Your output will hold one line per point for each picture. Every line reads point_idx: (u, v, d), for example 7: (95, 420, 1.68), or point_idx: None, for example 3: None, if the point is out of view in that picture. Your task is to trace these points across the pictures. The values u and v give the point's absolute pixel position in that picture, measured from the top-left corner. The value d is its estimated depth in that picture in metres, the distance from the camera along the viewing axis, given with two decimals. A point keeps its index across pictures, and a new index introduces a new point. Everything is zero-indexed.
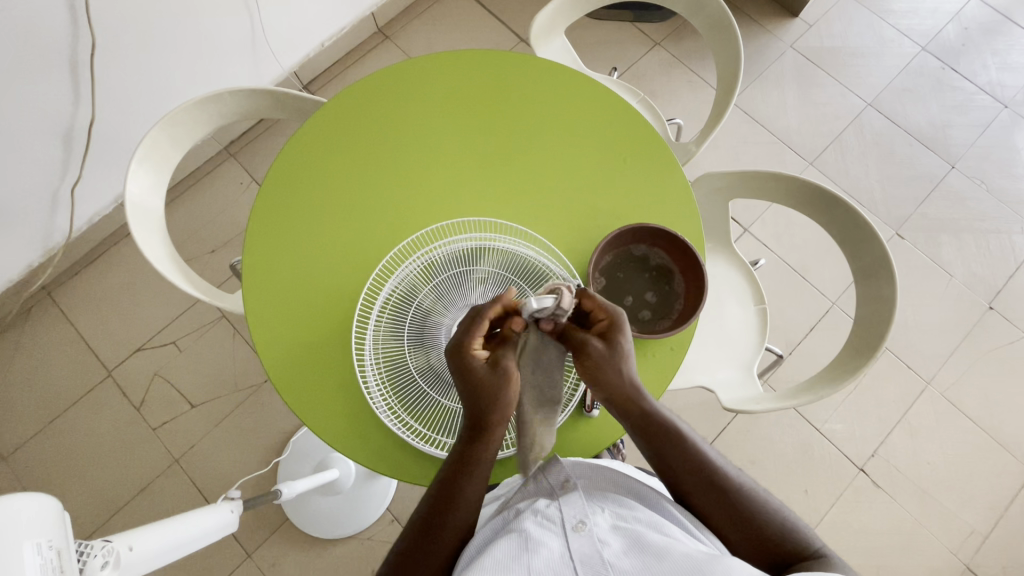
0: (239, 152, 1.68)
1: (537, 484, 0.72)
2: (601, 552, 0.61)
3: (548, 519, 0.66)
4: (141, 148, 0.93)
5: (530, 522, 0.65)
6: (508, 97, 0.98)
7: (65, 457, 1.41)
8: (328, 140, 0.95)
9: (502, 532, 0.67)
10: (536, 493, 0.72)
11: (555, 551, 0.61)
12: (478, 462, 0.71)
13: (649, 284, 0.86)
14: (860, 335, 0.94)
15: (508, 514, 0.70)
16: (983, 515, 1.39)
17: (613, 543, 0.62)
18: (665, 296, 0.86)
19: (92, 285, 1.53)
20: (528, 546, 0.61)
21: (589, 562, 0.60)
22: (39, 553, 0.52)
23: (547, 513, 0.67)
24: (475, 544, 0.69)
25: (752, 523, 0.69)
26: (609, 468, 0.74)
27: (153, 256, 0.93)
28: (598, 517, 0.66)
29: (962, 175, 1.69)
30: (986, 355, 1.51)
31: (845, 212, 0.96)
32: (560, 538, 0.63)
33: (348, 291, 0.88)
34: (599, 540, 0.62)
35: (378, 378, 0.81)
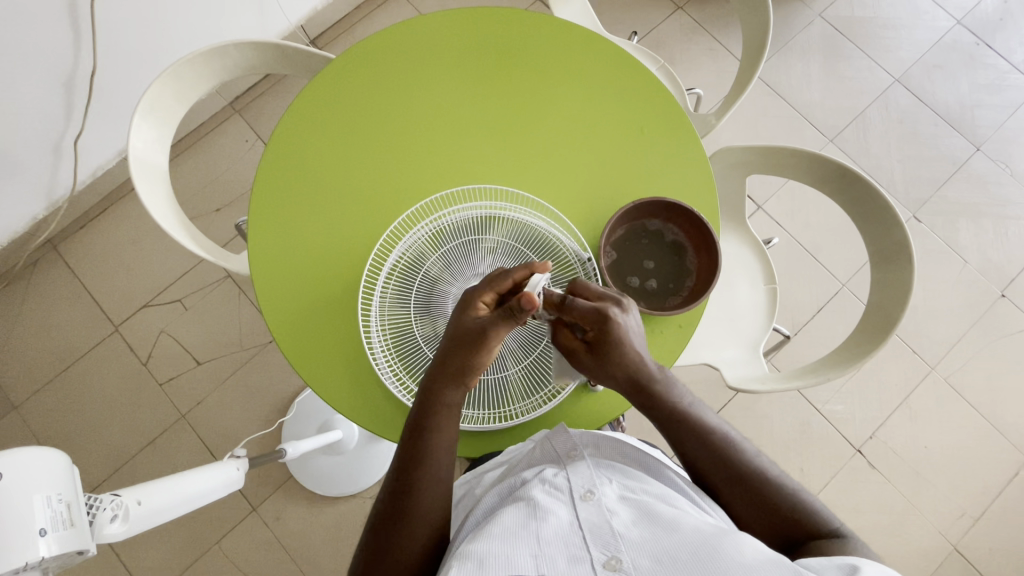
0: (244, 108, 1.64)
1: (542, 451, 0.73)
2: (610, 522, 0.62)
3: (556, 488, 0.67)
4: (144, 101, 0.91)
5: (537, 489, 0.66)
6: (523, 58, 0.94)
7: (75, 407, 1.43)
8: (335, 97, 0.92)
9: (509, 498, 0.68)
10: (542, 461, 0.73)
11: (562, 520, 0.62)
12: (433, 421, 0.72)
13: (661, 271, 0.85)
14: (873, 318, 0.92)
15: (513, 480, 0.71)
16: (976, 498, 1.41)
17: (622, 513, 0.63)
18: (670, 287, 0.84)
19: (97, 240, 1.52)
20: (535, 514, 0.63)
21: (597, 531, 0.61)
22: (48, 506, 0.54)
23: (555, 481, 0.68)
24: (482, 507, 0.70)
25: (763, 497, 0.70)
26: (616, 438, 0.74)
27: (157, 213, 0.92)
28: (606, 487, 0.67)
29: (986, 158, 1.64)
30: (993, 342, 1.50)
31: (866, 190, 0.93)
32: (568, 508, 0.65)
33: (355, 256, 0.87)
34: (607, 510, 0.63)
35: (383, 344, 0.80)
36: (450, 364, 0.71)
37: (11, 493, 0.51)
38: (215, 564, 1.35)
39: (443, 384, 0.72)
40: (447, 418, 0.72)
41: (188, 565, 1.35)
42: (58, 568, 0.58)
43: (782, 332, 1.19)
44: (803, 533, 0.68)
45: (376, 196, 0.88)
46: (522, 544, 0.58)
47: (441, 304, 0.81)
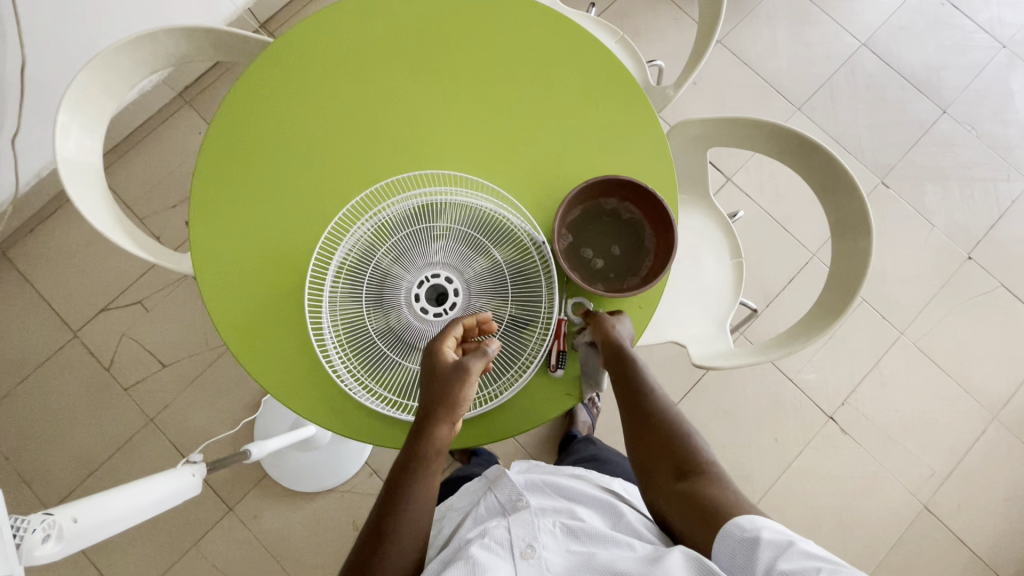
0: (195, 99, 1.57)
1: (488, 506, 0.77)
2: None
3: (496, 545, 0.70)
4: (69, 97, 0.85)
5: (477, 548, 0.69)
6: (472, 35, 0.90)
7: (40, 416, 1.40)
8: (273, 84, 0.87)
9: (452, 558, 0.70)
10: (488, 516, 0.76)
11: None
12: (424, 460, 0.70)
13: (612, 265, 0.83)
14: (832, 291, 0.91)
15: (458, 541, 0.73)
16: (945, 457, 1.44)
17: (560, 569, 0.67)
18: (615, 279, 0.82)
19: (50, 244, 1.46)
20: (475, 573, 0.65)
21: None
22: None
23: (496, 537, 0.71)
24: (427, 573, 0.72)
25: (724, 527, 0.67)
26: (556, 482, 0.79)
27: (94, 216, 0.87)
28: (545, 538, 0.71)
29: (953, 120, 1.64)
30: (960, 304, 1.52)
31: (824, 159, 0.91)
32: (509, 566, 0.67)
33: (304, 251, 0.84)
34: (546, 570, 0.66)
35: (336, 342, 0.78)
36: (439, 403, 0.69)
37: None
38: (194, 567, 1.33)
39: (434, 424, 0.70)
40: (436, 459, 0.71)
41: (165, 569, 1.33)
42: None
43: (749, 306, 1.18)
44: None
45: (323, 186, 0.85)
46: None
47: (395, 296, 0.78)
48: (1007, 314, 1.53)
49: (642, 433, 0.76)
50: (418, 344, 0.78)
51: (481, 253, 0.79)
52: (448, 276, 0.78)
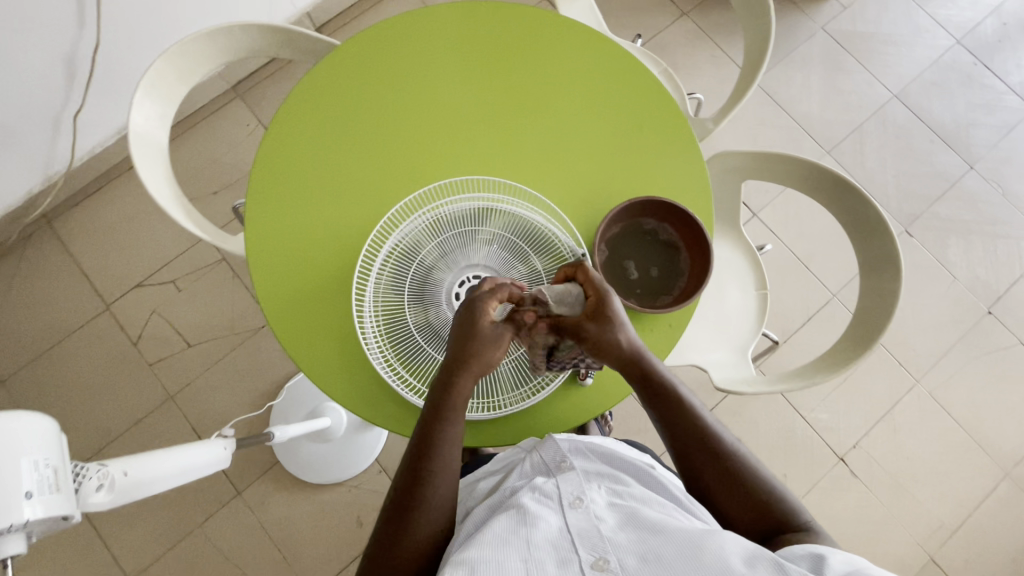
0: (246, 93, 1.64)
1: (532, 464, 0.78)
2: (598, 527, 0.67)
3: (545, 495, 0.72)
4: (147, 78, 0.90)
5: (528, 498, 0.72)
6: (529, 56, 0.95)
7: (64, 384, 1.43)
8: (338, 84, 0.92)
9: (500, 506, 0.74)
10: (532, 474, 0.77)
11: (552, 525, 0.68)
12: (449, 411, 0.73)
13: (644, 283, 0.85)
14: (858, 327, 0.93)
15: (505, 490, 0.76)
16: (954, 510, 1.43)
17: (609, 519, 0.69)
18: (648, 297, 0.85)
19: (93, 217, 1.51)
20: (526, 518, 0.68)
21: (586, 535, 0.67)
22: (35, 470, 0.54)
23: (544, 489, 0.73)
24: (474, 520, 0.75)
25: (742, 487, 0.73)
26: (603, 448, 0.80)
27: (156, 191, 0.91)
28: (594, 494, 0.73)
29: (979, 176, 1.66)
30: (978, 357, 1.52)
31: (857, 200, 0.94)
32: (558, 514, 0.70)
33: (352, 243, 0.88)
34: (595, 516, 0.69)
35: (376, 331, 0.81)
36: (461, 360, 0.72)
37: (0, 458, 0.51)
38: (198, 547, 1.34)
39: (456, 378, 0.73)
40: (461, 415, 0.74)
41: (170, 547, 1.34)
42: (39, 533, 0.58)
43: (771, 338, 1.20)
44: (775, 520, 0.72)
45: (376, 184, 0.89)
46: (511, 550, 0.63)
47: (436, 292, 0.82)
48: None
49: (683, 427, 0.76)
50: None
51: (521, 260, 0.83)
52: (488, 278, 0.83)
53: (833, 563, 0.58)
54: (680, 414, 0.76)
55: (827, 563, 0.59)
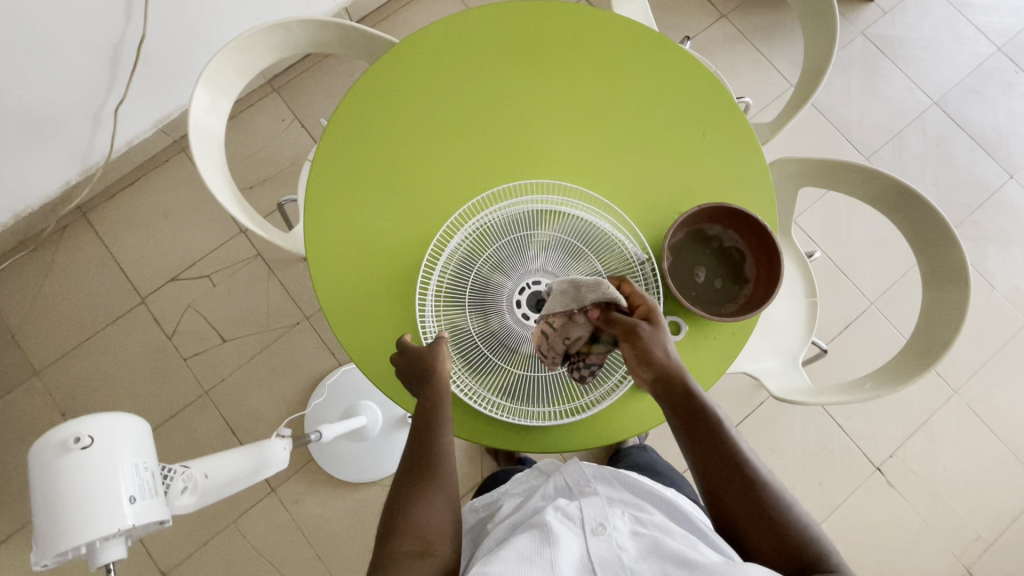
0: (283, 87, 1.63)
1: (556, 486, 0.77)
2: (620, 556, 0.65)
3: (569, 517, 0.70)
4: (207, 72, 0.90)
5: (551, 516, 0.70)
6: (596, 63, 0.94)
7: (100, 376, 1.42)
8: (393, 84, 0.91)
9: (522, 526, 0.71)
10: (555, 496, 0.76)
11: (573, 550, 0.65)
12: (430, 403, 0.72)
13: (708, 291, 0.85)
14: (919, 340, 0.91)
15: (525, 512, 0.74)
16: (992, 522, 1.42)
17: (632, 548, 0.66)
18: (713, 304, 0.84)
19: (128, 210, 1.51)
20: (547, 539, 0.66)
21: (607, 563, 0.64)
22: (138, 473, 0.67)
23: (567, 510, 0.71)
24: (493, 537, 0.73)
25: (774, 524, 0.66)
26: (628, 477, 0.78)
27: (214, 186, 0.91)
28: (618, 521, 0.70)
29: (1019, 186, 1.65)
30: (1017, 368, 1.51)
31: (922, 211, 0.92)
32: (580, 538, 0.68)
33: (411, 245, 0.87)
34: (618, 545, 0.66)
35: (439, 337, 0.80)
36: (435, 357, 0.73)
37: (110, 458, 0.64)
38: (232, 544, 1.34)
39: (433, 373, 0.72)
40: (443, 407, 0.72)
41: (203, 542, 1.34)
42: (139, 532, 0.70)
43: (820, 346, 1.19)
44: (806, 561, 0.64)
45: (436, 188, 0.88)
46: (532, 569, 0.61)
47: (495, 298, 0.80)
48: None
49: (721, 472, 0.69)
50: (518, 348, 0.79)
51: (580, 262, 0.81)
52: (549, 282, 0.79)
53: None
54: (719, 457, 0.69)
55: None
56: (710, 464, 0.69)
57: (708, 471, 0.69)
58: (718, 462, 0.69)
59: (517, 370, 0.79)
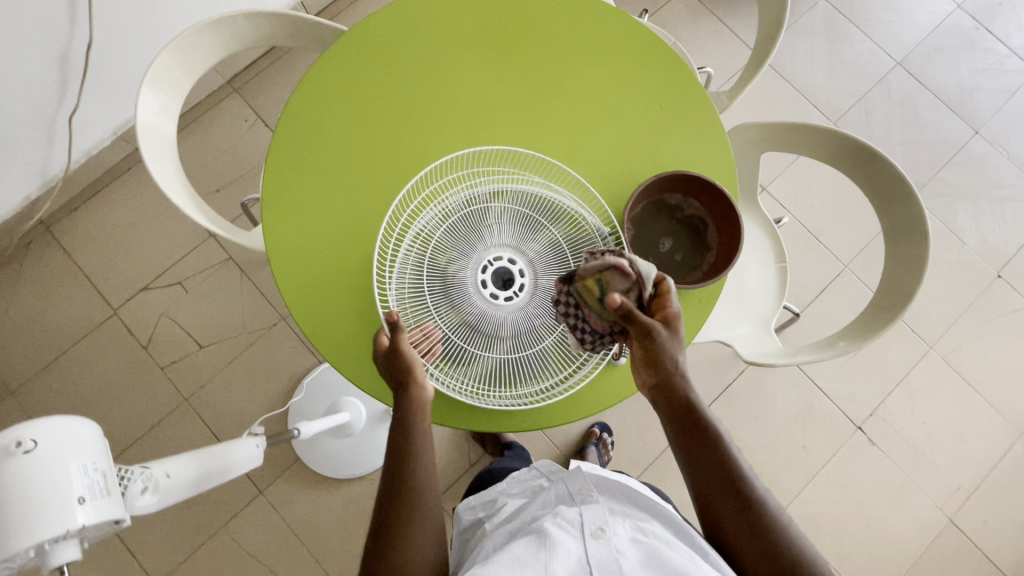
0: (243, 87, 1.60)
1: (558, 492, 0.79)
2: (619, 561, 0.67)
3: (568, 522, 0.73)
4: (152, 71, 0.88)
5: (551, 522, 0.72)
6: (551, 42, 0.93)
7: (77, 390, 1.41)
8: (343, 74, 0.90)
9: (520, 529, 0.74)
10: (556, 501, 0.79)
11: (571, 553, 0.68)
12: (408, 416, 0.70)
13: (671, 262, 0.84)
14: (885, 295, 0.92)
15: (526, 516, 0.76)
16: (971, 473, 1.45)
17: (630, 555, 0.69)
18: (677, 274, 0.84)
19: (94, 221, 1.48)
20: (546, 544, 0.69)
21: (605, 568, 0.67)
22: (85, 474, 0.60)
23: (567, 516, 0.74)
24: (492, 540, 0.75)
25: (773, 552, 0.67)
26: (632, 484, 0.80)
27: (169, 188, 0.89)
28: (617, 526, 0.73)
29: (984, 141, 1.66)
30: (989, 321, 1.53)
31: (880, 167, 0.92)
32: (579, 543, 0.70)
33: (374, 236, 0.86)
34: (616, 550, 0.69)
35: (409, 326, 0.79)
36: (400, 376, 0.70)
37: (55, 460, 0.58)
38: (223, 548, 1.34)
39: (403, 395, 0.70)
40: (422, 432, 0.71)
41: (194, 548, 1.33)
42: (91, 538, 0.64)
43: (792, 310, 1.20)
44: None
45: (394, 179, 0.87)
46: None
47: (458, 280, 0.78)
48: None
49: (719, 488, 0.69)
50: (492, 332, 0.78)
51: (536, 233, 0.80)
52: (511, 258, 0.79)
53: None
54: (718, 471, 0.69)
55: None
56: (710, 480, 0.70)
57: (705, 486, 0.70)
58: (717, 478, 0.69)
59: (486, 354, 0.78)
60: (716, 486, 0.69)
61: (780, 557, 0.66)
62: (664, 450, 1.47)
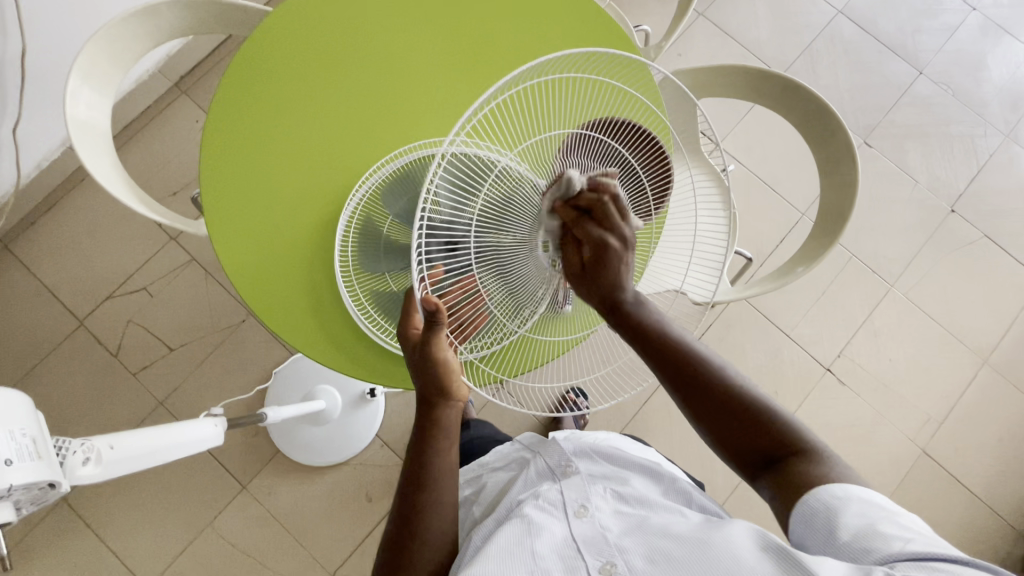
0: (190, 88, 1.59)
1: (538, 470, 0.84)
2: (603, 533, 0.70)
3: (550, 504, 0.76)
4: (78, 65, 0.87)
5: (532, 507, 0.75)
6: (473, 5, 0.93)
7: (50, 405, 1.40)
8: (273, 57, 0.89)
9: (507, 517, 0.76)
10: (538, 480, 0.83)
11: (557, 533, 0.71)
12: (440, 421, 0.72)
13: None
14: (824, 225, 0.95)
15: (511, 502, 0.80)
16: (939, 402, 1.49)
17: (613, 526, 0.72)
18: None
19: (52, 235, 1.47)
20: (531, 528, 0.71)
21: (591, 540, 0.70)
22: (12, 439, 0.57)
23: (548, 498, 0.77)
24: (481, 532, 0.78)
25: (749, 422, 0.64)
26: (607, 451, 0.85)
27: (109, 183, 0.90)
28: (599, 501, 0.76)
29: (929, 81, 1.69)
30: (946, 254, 1.57)
31: (808, 100, 0.93)
32: (564, 523, 0.73)
33: (319, 220, 0.89)
34: (600, 524, 0.72)
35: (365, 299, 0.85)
36: (433, 390, 0.71)
37: None
38: (211, 546, 1.34)
39: (436, 405, 0.71)
40: (450, 438, 0.73)
41: (182, 549, 1.34)
42: (29, 504, 0.62)
43: (745, 255, 1.22)
44: (774, 446, 0.63)
45: (330, 160, 0.89)
46: (517, 557, 0.66)
47: (511, 233, 0.62)
48: (991, 262, 1.57)
49: (677, 373, 0.67)
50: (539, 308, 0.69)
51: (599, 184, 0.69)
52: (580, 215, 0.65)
53: (848, 521, 0.56)
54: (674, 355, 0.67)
55: (842, 517, 0.57)
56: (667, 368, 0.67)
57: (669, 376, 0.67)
58: (676, 366, 0.67)
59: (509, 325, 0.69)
60: (674, 373, 0.67)
61: (753, 425, 0.64)
62: (641, 409, 1.49)
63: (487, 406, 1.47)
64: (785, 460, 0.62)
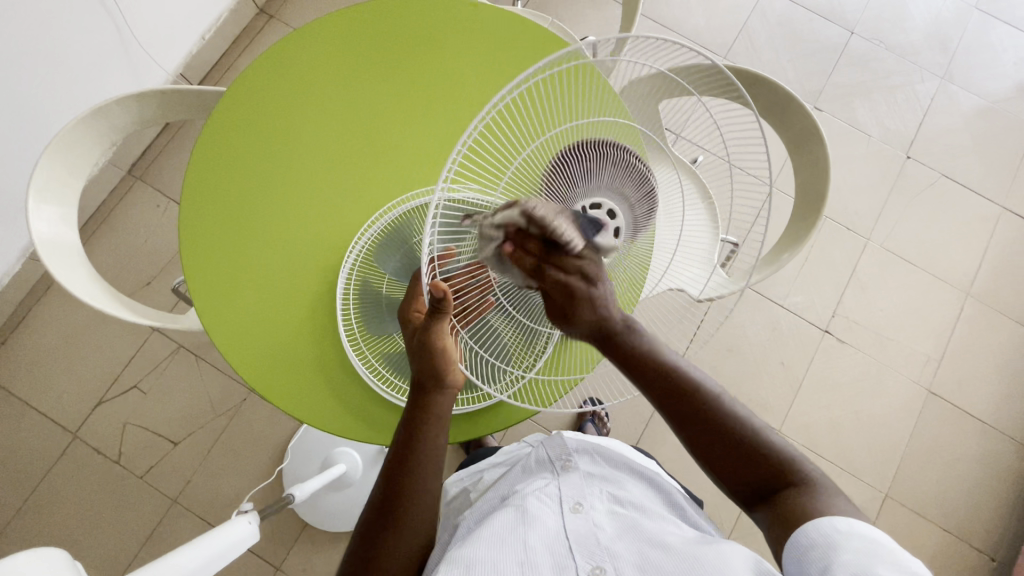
0: (144, 173, 1.55)
1: (538, 459, 0.81)
2: (596, 535, 0.67)
3: (548, 496, 0.74)
4: (35, 182, 0.84)
5: (530, 497, 0.73)
6: (431, 47, 0.92)
7: (58, 526, 1.34)
8: (238, 135, 0.88)
9: (503, 504, 0.74)
10: (537, 467, 0.80)
11: (550, 525, 0.69)
12: (434, 412, 0.70)
13: None
14: (805, 203, 0.97)
15: (509, 489, 0.77)
16: (935, 341, 1.54)
17: (607, 527, 0.69)
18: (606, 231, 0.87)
19: (28, 352, 1.41)
20: (525, 518, 0.69)
21: (584, 539, 0.67)
22: None
23: (546, 489, 0.75)
24: (471, 517, 0.75)
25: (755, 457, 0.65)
26: (607, 452, 0.82)
27: (87, 294, 0.86)
28: (594, 500, 0.73)
29: (862, 39, 1.76)
30: (912, 199, 1.63)
31: (766, 87, 0.95)
32: (558, 515, 0.71)
33: (312, 292, 0.88)
34: (594, 523, 0.69)
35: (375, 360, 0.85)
36: (428, 377, 0.69)
37: None
38: None
39: (432, 395, 0.70)
40: (443, 428, 0.70)
41: None
42: None
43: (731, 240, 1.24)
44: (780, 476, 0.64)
45: (314, 228, 0.88)
46: (507, 545, 0.65)
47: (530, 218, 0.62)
48: (953, 199, 1.64)
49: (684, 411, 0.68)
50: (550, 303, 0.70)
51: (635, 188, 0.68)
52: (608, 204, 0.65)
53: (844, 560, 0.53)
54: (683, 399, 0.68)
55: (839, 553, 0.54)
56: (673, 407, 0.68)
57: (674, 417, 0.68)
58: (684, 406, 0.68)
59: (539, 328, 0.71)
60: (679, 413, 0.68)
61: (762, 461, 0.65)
62: None
63: (507, 433, 1.47)
64: (782, 488, 0.63)
